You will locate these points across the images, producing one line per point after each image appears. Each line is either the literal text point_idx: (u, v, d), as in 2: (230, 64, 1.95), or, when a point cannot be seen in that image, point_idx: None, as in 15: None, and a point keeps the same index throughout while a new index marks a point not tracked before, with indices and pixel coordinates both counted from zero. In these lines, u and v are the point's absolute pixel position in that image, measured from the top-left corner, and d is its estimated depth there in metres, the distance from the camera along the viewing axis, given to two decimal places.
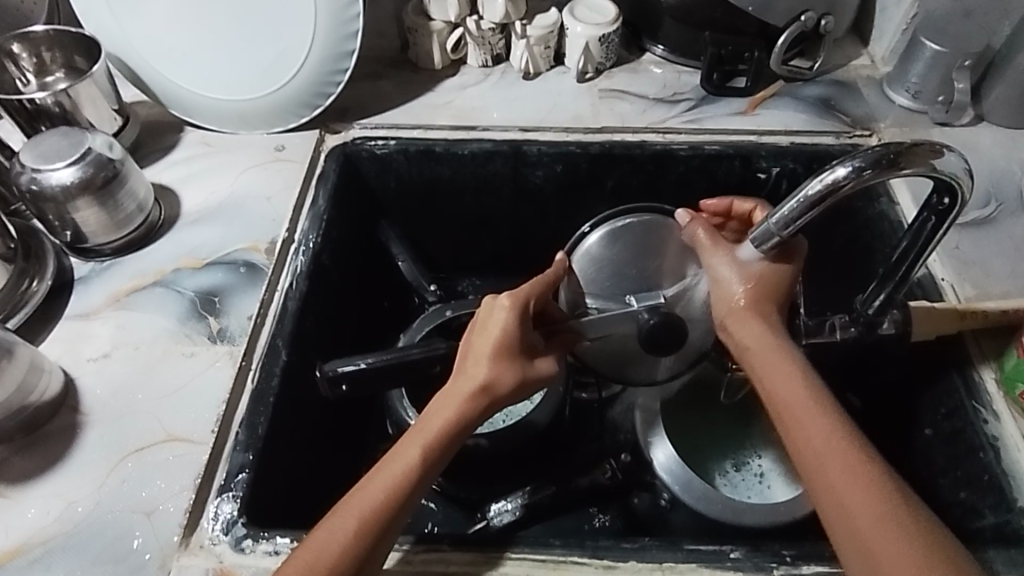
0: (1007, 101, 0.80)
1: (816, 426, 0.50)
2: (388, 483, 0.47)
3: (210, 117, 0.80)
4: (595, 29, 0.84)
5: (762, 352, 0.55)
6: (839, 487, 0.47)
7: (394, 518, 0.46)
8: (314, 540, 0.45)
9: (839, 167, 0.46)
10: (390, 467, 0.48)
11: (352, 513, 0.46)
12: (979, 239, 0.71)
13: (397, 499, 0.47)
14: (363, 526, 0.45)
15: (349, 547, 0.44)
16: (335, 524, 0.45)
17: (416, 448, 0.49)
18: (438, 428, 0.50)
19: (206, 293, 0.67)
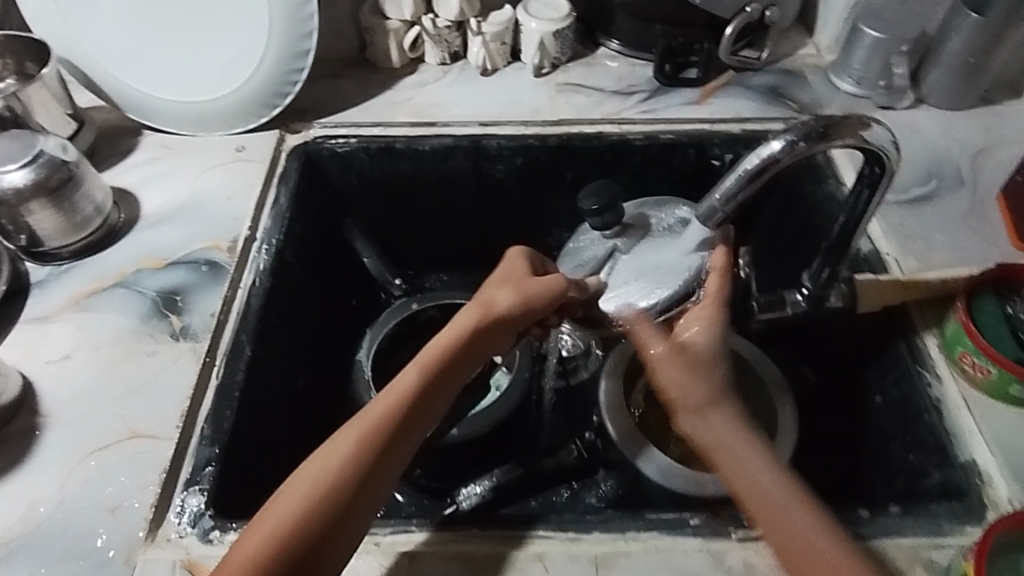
0: (944, 83, 0.83)
1: (794, 521, 0.49)
2: (388, 404, 0.52)
3: (167, 120, 0.80)
4: (548, 25, 0.86)
5: (732, 446, 0.54)
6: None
7: (388, 445, 0.50)
8: (316, 460, 0.49)
9: (773, 142, 0.49)
10: (390, 393, 0.52)
11: (351, 435, 0.50)
12: (920, 215, 0.74)
13: (391, 421, 0.51)
14: (363, 441, 0.50)
15: (348, 462, 0.49)
16: (336, 443, 0.50)
17: (415, 370, 0.54)
18: (445, 341, 0.56)
19: (167, 292, 0.67)
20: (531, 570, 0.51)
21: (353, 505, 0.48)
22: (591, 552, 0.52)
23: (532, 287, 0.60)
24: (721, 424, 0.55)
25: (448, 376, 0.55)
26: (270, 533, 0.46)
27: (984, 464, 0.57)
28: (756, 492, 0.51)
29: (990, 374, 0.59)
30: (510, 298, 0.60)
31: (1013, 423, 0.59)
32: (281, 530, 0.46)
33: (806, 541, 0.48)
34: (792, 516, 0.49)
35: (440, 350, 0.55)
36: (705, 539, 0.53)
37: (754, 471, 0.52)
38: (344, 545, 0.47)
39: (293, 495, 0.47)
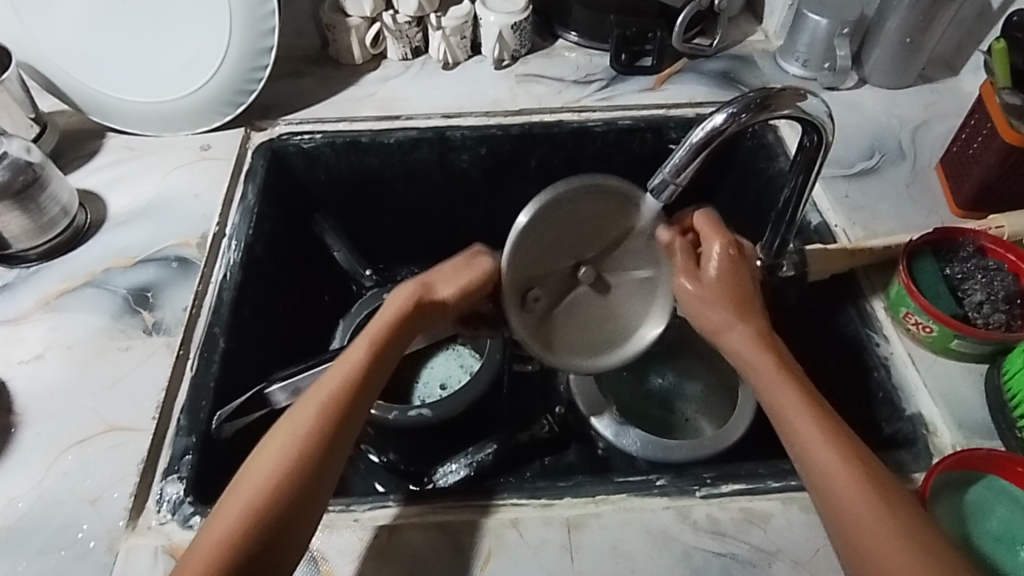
0: (885, 63, 0.87)
1: (810, 435, 0.50)
2: (336, 381, 0.54)
3: (131, 121, 0.80)
4: (506, 17, 0.88)
5: (758, 358, 0.56)
6: (838, 483, 0.48)
7: (342, 415, 0.52)
8: (277, 436, 0.51)
9: (717, 114, 0.52)
10: (335, 371, 0.55)
11: (306, 410, 0.52)
12: (866, 187, 0.78)
13: (345, 394, 0.54)
14: (319, 417, 0.52)
15: (309, 439, 0.51)
16: (295, 420, 0.52)
17: (359, 350, 0.56)
18: (381, 325, 0.58)
19: (139, 289, 0.67)
20: (507, 535, 0.53)
21: (319, 472, 0.50)
22: (564, 516, 0.54)
23: (467, 274, 0.61)
24: (754, 341, 0.57)
25: (389, 355, 0.58)
26: (241, 509, 0.47)
27: (930, 415, 0.60)
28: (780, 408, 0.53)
29: (931, 330, 0.62)
30: (450, 285, 0.61)
31: (955, 375, 0.62)
32: (249, 505, 0.47)
33: (816, 451, 0.50)
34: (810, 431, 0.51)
35: (381, 331, 0.58)
36: (670, 498, 0.55)
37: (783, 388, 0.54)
38: (311, 512, 0.49)
39: (258, 480, 0.49)
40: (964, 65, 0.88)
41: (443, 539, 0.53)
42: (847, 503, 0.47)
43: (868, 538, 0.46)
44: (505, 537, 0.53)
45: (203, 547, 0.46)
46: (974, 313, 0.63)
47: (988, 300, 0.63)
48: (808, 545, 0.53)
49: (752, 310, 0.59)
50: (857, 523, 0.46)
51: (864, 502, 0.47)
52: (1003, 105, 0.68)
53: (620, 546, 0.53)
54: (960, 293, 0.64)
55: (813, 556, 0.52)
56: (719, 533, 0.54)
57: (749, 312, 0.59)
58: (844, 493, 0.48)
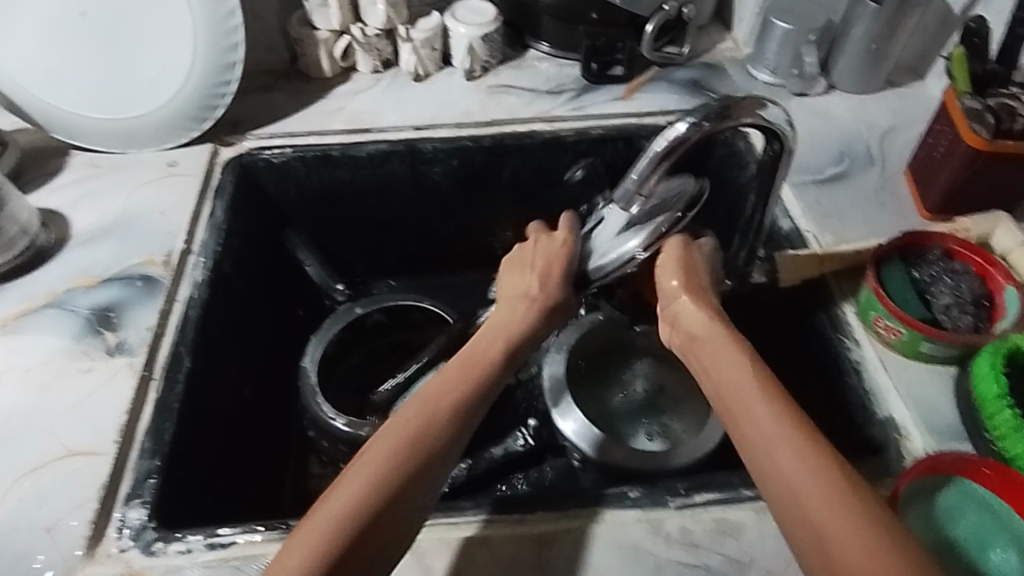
0: (852, 70, 0.88)
1: (761, 417, 0.46)
2: (459, 383, 0.50)
3: (95, 138, 0.79)
4: (477, 29, 0.89)
5: (713, 343, 0.52)
6: (785, 468, 0.44)
7: (456, 404, 0.49)
8: (387, 430, 0.47)
9: (680, 122, 0.52)
10: (459, 372, 0.51)
11: (425, 410, 0.48)
12: (836, 192, 0.79)
13: (465, 398, 0.50)
14: (437, 418, 0.48)
15: (413, 444, 0.46)
16: (407, 414, 0.48)
17: (484, 352, 0.53)
18: (511, 333, 0.55)
19: (101, 309, 0.66)
20: (477, 552, 0.53)
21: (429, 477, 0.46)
22: (535, 532, 0.53)
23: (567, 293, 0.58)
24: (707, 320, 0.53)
25: (518, 358, 0.55)
26: (343, 504, 0.43)
27: (902, 420, 0.60)
28: (733, 401, 0.48)
29: (901, 334, 0.62)
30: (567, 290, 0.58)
31: (925, 379, 0.62)
32: (347, 507, 0.43)
33: (768, 429, 0.46)
34: (756, 413, 0.47)
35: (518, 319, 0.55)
36: (644, 509, 0.55)
37: (733, 371, 0.50)
38: (411, 516, 0.45)
39: (363, 475, 0.45)
40: (928, 70, 0.90)
41: (413, 560, 0.52)
42: (796, 483, 0.43)
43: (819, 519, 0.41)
44: (475, 556, 0.52)
45: (296, 556, 0.42)
46: (942, 316, 0.63)
47: (955, 303, 0.63)
48: (782, 556, 0.52)
49: (706, 294, 0.56)
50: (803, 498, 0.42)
51: (816, 487, 0.42)
52: (966, 110, 0.68)
53: (592, 561, 0.52)
54: (928, 296, 0.64)
55: (786, 565, 0.52)
56: (692, 544, 0.53)
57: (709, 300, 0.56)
58: (789, 472, 0.43)
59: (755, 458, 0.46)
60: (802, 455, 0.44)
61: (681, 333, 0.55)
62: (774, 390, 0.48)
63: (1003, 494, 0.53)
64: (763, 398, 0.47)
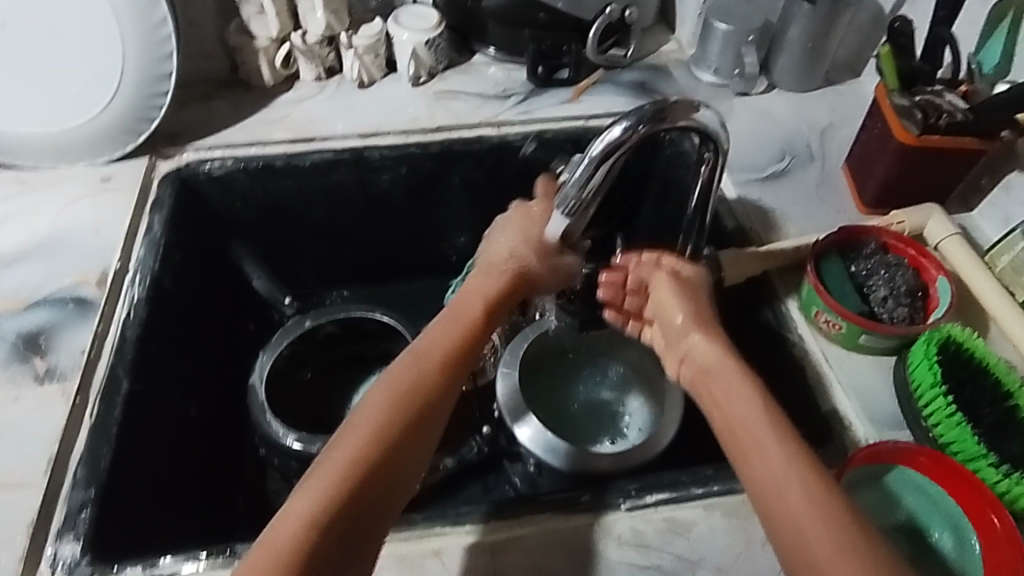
0: (791, 70, 0.90)
1: (763, 436, 0.48)
2: (432, 365, 0.53)
3: (21, 154, 0.75)
4: (420, 35, 0.88)
5: (721, 371, 0.54)
6: (778, 485, 0.46)
7: (444, 389, 0.52)
8: (364, 414, 0.49)
9: (615, 126, 0.53)
10: (430, 355, 0.54)
11: (394, 390, 0.51)
12: (779, 189, 0.80)
13: (433, 385, 0.52)
14: (406, 401, 0.50)
15: (388, 431, 0.48)
16: (406, 387, 0.51)
17: (453, 337, 0.56)
18: (477, 312, 0.59)
19: (31, 333, 0.63)
20: (430, 566, 0.52)
21: (403, 465, 0.48)
22: (487, 541, 0.53)
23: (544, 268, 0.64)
24: (719, 354, 0.55)
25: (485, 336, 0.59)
26: (338, 476, 0.45)
27: (844, 411, 0.62)
28: (733, 420, 0.50)
29: (841, 327, 0.64)
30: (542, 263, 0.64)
31: (864, 370, 0.64)
32: (324, 500, 0.44)
33: (762, 439, 0.48)
34: (763, 440, 0.48)
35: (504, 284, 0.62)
36: (596, 513, 0.55)
37: (734, 390, 0.52)
38: (388, 508, 0.46)
39: (337, 464, 0.46)
40: (864, 68, 0.92)
41: None
42: (791, 501, 0.44)
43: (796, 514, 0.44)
44: (427, 569, 0.52)
45: (271, 549, 0.42)
46: (879, 309, 0.65)
47: (892, 295, 0.65)
48: (729, 550, 0.53)
49: (715, 328, 0.59)
50: (786, 497, 0.45)
51: (813, 506, 0.44)
52: (896, 107, 0.69)
53: (546, 568, 0.52)
54: (866, 289, 0.66)
55: (734, 560, 0.53)
56: (644, 545, 0.53)
57: (708, 321, 0.59)
58: (786, 491, 0.45)
59: (750, 472, 0.47)
60: (806, 479, 0.45)
61: (691, 365, 0.57)
62: (781, 420, 0.49)
63: (938, 479, 0.54)
64: (772, 430, 0.48)
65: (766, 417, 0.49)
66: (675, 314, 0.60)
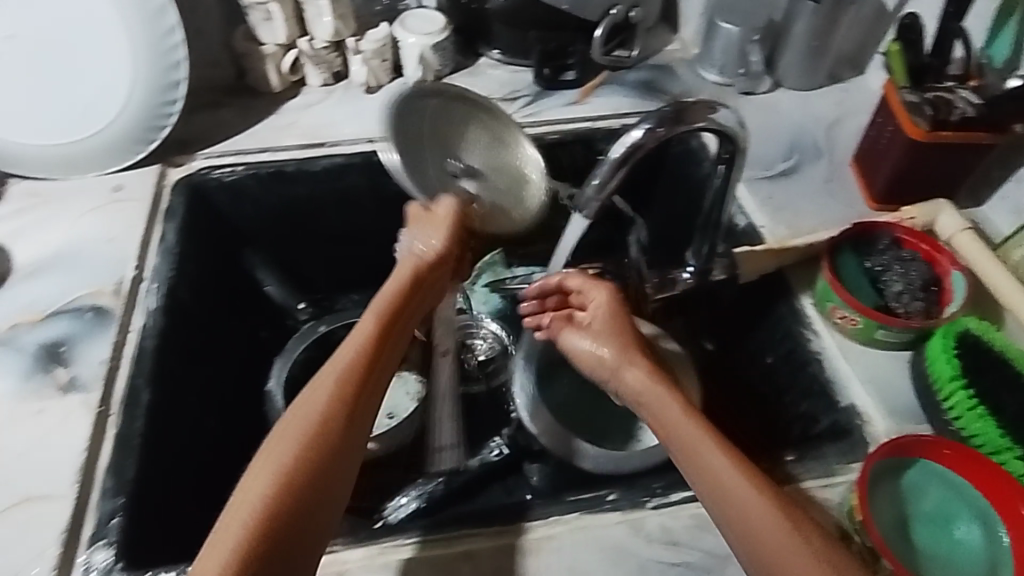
0: (796, 67, 0.91)
1: (709, 454, 0.49)
2: (345, 368, 0.51)
3: (33, 165, 0.75)
4: (426, 38, 0.88)
5: (653, 398, 0.54)
6: (729, 496, 0.47)
7: (367, 394, 0.51)
8: (287, 424, 0.47)
9: (634, 129, 0.53)
10: (344, 356, 0.52)
11: (317, 397, 0.49)
12: (789, 187, 0.81)
13: (352, 387, 0.50)
14: (334, 404, 0.48)
15: (315, 440, 0.46)
16: (323, 404, 0.48)
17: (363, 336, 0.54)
18: (387, 310, 0.57)
19: (50, 345, 0.63)
20: (461, 566, 0.53)
21: (336, 473, 0.47)
22: (517, 541, 0.54)
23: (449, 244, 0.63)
24: (649, 378, 0.56)
25: (398, 335, 0.57)
26: (258, 493, 0.43)
27: (863, 405, 0.62)
28: (677, 441, 0.51)
29: (857, 322, 0.64)
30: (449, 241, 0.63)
31: (882, 364, 0.65)
32: (250, 522, 0.42)
33: (708, 456, 0.49)
34: (708, 457, 0.49)
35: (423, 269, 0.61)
36: (623, 511, 0.55)
37: (669, 409, 0.53)
38: (326, 518, 0.45)
39: (259, 481, 0.44)
40: (867, 64, 0.93)
41: None
42: (747, 513, 0.45)
43: (761, 533, 0.44)
44: (459, 570, 0.52)
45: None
46: (895, 303, 0.65)
47: (906, 289, 0.66)
48: None
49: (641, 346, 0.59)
50: (748, 517, 0.45)
51: (768, 514, 0.45)
52: (905, 103, 0.70)
53: (576, 567, 0.53)
54: (881, 284, 0.67)
55: None
56: (673, 542, 0.54)
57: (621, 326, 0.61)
58: (741, 503, 0.46)
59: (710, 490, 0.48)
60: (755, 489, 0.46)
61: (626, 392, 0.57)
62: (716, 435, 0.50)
63: (962, 470, 0.55)
64: (713, 446, 0.49)
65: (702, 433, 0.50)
66: (580, 339, 0.61)
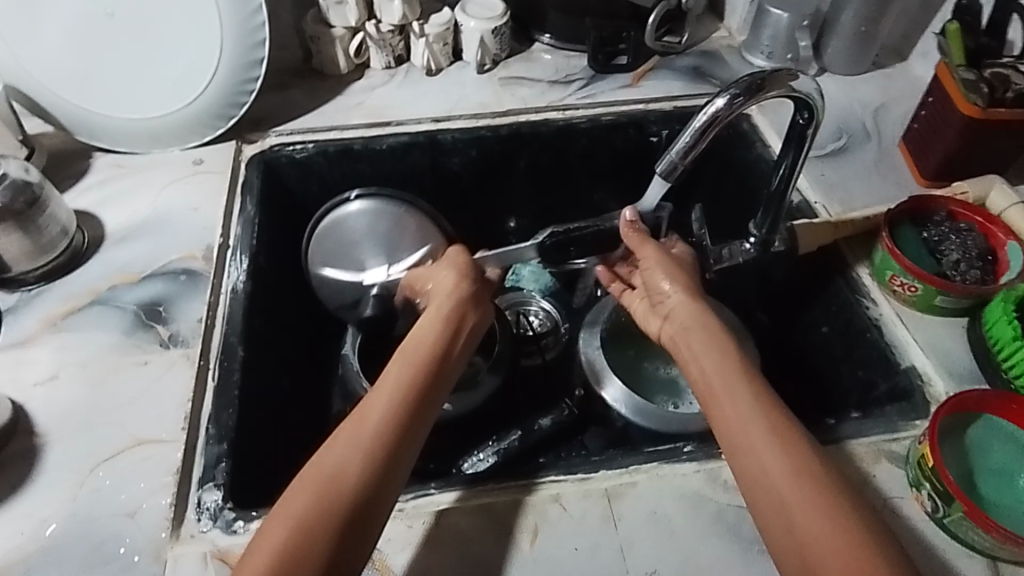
0: (843, 54, 0.94)
1: (764, 451, 0.51)
2: (384, 406, 0.55)
3: (119, 138, 0.79)
4: (487, 23, 0.91)
5: (726, 382, 0.56)
6: (768, 492, 0.49)
7: (399, 432, 0.53)
8: (324, 454, 0.51)
9: (717, 99, 0.57)
10: (379, 392, 0.56)
11: (351, 430, 0.53)
12: (840, 167, 0.83)
13: (391, 424, 0.54)
14: (365, 442, 0.52)
15: (355, 469, 0.50)
16: (342, 455, 0.51)
17: (395, 376, 0.57)
18: (419, 353, 0.60)
19: (148, 304, 0.67)
20: (549, 510, 0.56)
21: (374, 498, 0.50)
22: (602, 488, 0.57)
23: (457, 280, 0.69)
24: (724, 364, 0.58)
25: (437, 375, 0.59)
26: (294, 509, 0.48)
27: (922, 366, 0.65)
28: (733, 421, 0.54)
29: (916, 290, 0.67)
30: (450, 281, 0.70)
31: (939, 329, 0.67)
32: (287, 536, 0.47)
33: (767, 454, 0.51)
34: (763, 453, 0.51)
35: (444, 304, 0.66)
36: (699, 462, 0.58)
37: (734, 396, 0.55)
38: (367, 538, 0.49)
39: (294, 502, 0.49)
40: (911, 52, 0.96)
41: (488, 520, 0.55)
42: (793, 508, 0.48)
43: (807, 532, 0.46)
44: (548, 513, 0.55)
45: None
46: (952, 271, 0.68)
47: (964, 258, 0.69)
48: None
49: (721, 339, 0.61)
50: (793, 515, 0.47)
51: (817, 517, 0.47)
52: (960, 82, 0.73)
53: (657, 512, 0.55)
54: (938, 253, 0.70)
55: None
56: None
57: (695, 296, 0.66)
58: (784, 493, 0.49)
59: (749, 475, 0.51)
60: (808, 495, 0.48)
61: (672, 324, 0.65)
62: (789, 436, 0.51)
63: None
64: (775, 443, 0.51)
65: (765, 428, 0.52)
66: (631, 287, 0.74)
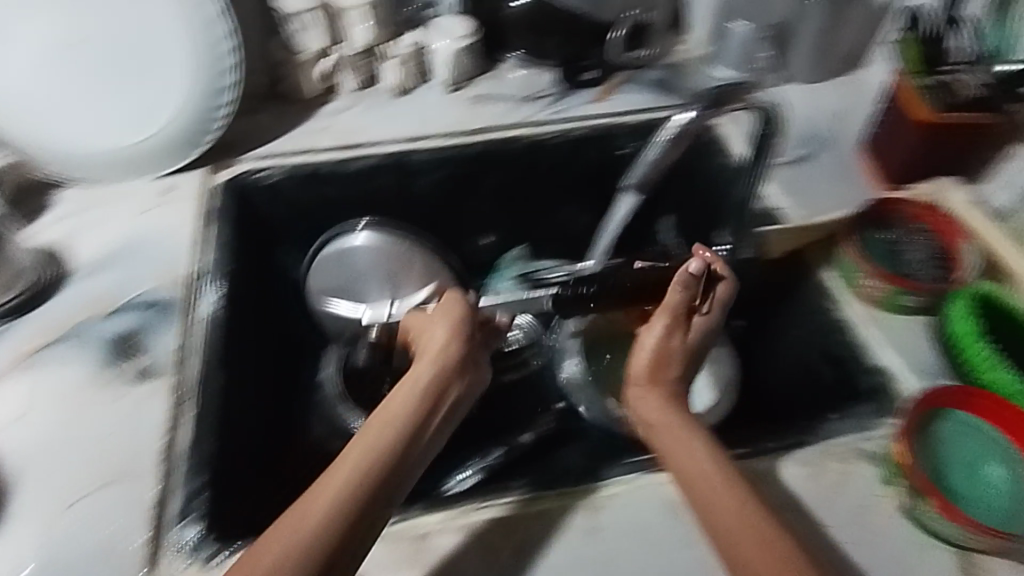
0: (801, 64, 0.96)
1: (729, 515, 0.50)
2: (355, 470, 0.51)
3: (86, 169, 0.77)
4: (455, 45, 0.92)
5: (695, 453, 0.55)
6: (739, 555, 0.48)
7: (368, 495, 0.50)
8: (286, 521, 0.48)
9: None
10: (348, 457, 0.53)
11: (316, 497, 0.49)
12: (804, 172, 0.85)
13: (359, 489, 0.50)
14: (332, 505, 0.49)
15: (316, 539, 0.47)
16: (299, 522, 0.48)
17: (368, 437, 0.54)
18: (398, 412, 0.57)
19: (121, 336, 0.66)
20: (535, 526, 0.56)
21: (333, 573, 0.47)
22: (585, 501, 0.57)
23: (453, 332, 0.65)
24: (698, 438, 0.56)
25: (414, 437, 0.56)
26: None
27: (891, 365, 0.67)
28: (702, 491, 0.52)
29: (882, 291, 0.69)
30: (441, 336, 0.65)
31: (905, 328, 0.69)
32: None
33: (734, 516, 0.50)
34: (731, 517, 0.50)
35: (438, 361, 0.62)
36: None
37: (703, 466, 0.54)
38: None
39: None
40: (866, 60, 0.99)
41: (474, 539, 0.55)
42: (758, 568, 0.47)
43: None
44: (533, 530, 0.55)
45: None
46: (915, 272, 0.71)
47: (926, 260, 0.71)
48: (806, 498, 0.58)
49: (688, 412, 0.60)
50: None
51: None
52: (916, 89, 0.76)
53: (640, 522, 0.56)
54: (902, 255, 0.72)
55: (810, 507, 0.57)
56: None
57: (682, 354, 0.65)
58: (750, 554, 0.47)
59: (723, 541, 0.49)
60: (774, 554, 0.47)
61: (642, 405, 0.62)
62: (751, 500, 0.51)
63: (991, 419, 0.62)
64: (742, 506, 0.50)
65: (730, 493, 0.52)
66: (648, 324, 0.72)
